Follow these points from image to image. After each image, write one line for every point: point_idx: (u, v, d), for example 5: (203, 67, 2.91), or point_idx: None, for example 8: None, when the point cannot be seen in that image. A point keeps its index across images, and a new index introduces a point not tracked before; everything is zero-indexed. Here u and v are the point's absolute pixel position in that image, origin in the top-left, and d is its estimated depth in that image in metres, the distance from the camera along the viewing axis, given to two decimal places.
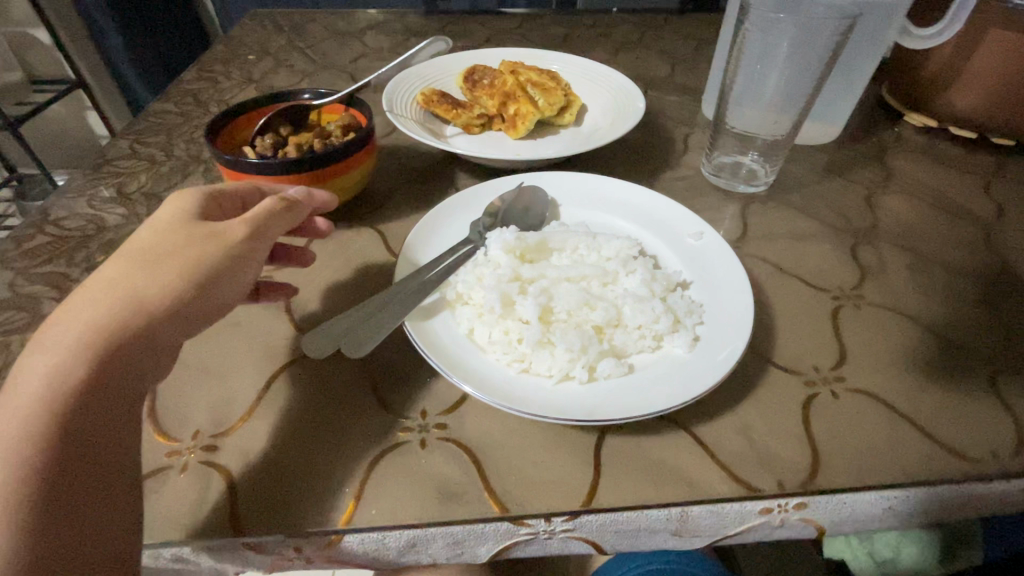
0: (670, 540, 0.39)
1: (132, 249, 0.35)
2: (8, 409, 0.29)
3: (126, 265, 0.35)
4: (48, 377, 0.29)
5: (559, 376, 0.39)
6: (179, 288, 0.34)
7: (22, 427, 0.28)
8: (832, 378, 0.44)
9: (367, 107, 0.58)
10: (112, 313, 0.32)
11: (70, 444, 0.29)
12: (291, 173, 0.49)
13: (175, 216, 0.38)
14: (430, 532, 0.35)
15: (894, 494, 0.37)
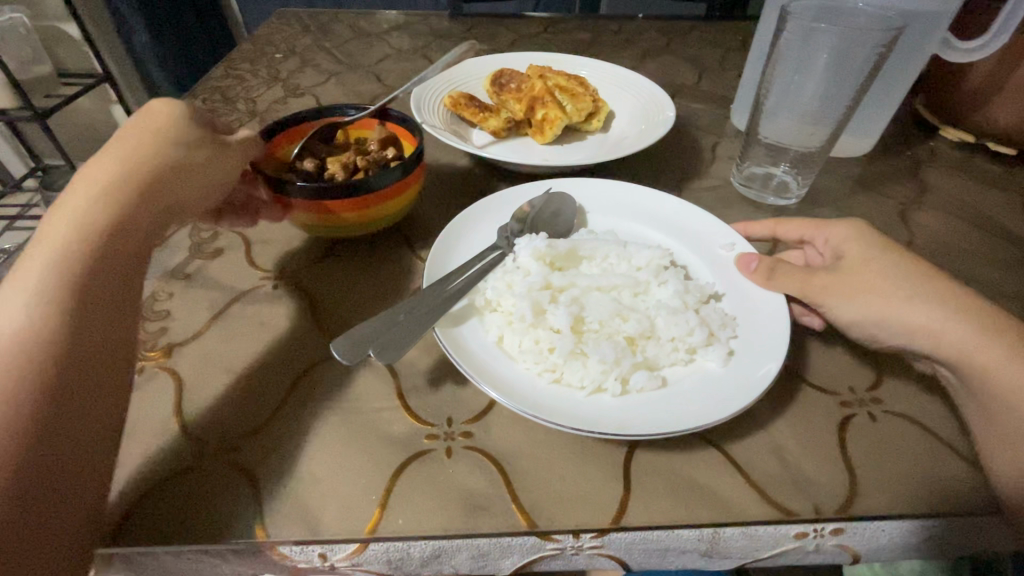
0: (698, 561, 0.38)
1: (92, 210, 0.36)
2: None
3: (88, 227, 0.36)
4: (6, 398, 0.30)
5: (592, 388, 0.39)
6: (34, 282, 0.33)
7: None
8: (868, 400, 0.42)
9: (406, 122, 0.57)
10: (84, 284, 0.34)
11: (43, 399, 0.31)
12: (340, 199, 0.48)
13: (130, 173, 0.38)
14: (455, 543, 0.34)
15: (935, 523, 0.36)
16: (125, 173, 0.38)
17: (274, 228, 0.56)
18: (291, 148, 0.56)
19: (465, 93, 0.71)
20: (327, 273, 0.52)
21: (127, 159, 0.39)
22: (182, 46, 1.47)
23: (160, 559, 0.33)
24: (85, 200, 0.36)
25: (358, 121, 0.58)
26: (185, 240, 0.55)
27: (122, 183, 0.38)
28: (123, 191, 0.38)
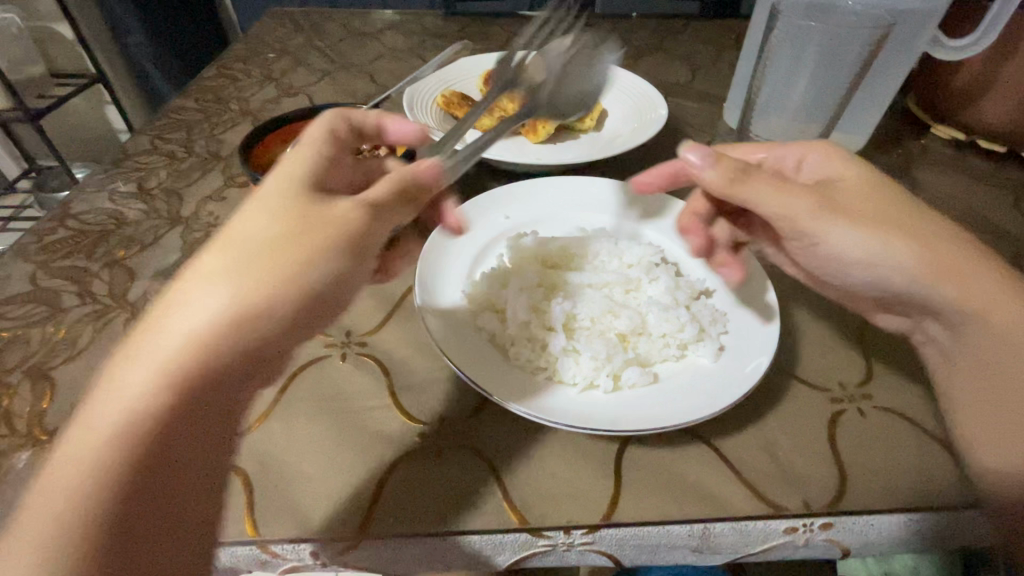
0: (689, 556, 0.38)
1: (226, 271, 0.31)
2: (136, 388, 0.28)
3: (221, 308, 0.30)
4: (142, 403, 0.28)
5: (584, 384, 0.39)
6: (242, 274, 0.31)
7: (123, 426, 0.27)
8: (859, 395, 0.43)
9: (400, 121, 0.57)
10: (212, 354, 0.29)
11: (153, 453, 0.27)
12: None
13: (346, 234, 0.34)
14: (446, 541, 0.34)
15: (923, 517, 0.36)
16: (276, 232, 0.33)
17: None
18: (283, 146, 0.55)
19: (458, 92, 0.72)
20: None
21: (288, 225, 0.33)
22: None
23: None
24: (219, 262, 0.31)
25: None
26: (178, 240, 0.54)
27: (272, 254, 0.32)
28: (279, 257, 0.32)
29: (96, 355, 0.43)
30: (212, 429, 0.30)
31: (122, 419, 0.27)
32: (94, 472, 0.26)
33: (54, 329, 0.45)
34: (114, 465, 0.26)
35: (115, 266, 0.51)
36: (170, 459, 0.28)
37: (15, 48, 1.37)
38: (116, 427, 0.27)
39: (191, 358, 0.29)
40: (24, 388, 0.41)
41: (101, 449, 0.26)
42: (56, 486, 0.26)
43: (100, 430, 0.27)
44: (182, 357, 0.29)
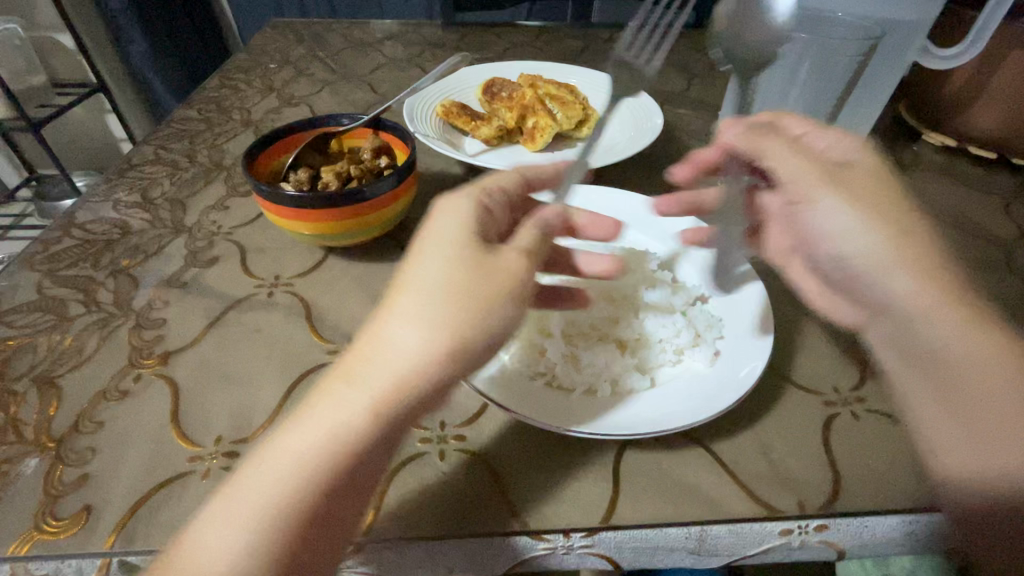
0: (687, 559, 0.38)
1: (423, 303, 0.32)
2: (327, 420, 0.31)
3: (418, 345, 0.31)
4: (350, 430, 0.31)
5: (584, 389, 0.40)
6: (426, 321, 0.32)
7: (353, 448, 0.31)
8: (852, 400, 0.44)
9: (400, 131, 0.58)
10: (392, 392, 0.31)
11: (337, 493, 0.31)
12: (333, 208, 0.49)
13: (427, 268, 0.34)
14: (447, 545, 0.34)
15: (915, 518, 0.37)
16: (457, 271, 0.33)
17: (269, 236, 0.57)
18: (286, 157, 0.57)
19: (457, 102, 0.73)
20: (322, 280, 0.52)
21: (464, 270, 0.34)
22: (177, 56, 1.48)
23: (157, 563, 0.33)
24: (409, 303, 0.32)
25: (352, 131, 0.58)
26: (182, 249, 0.55)
27: (447, 290, 0.33)
28: (462, 268, 0.34)
29: (103, 363, 0.44)
30: (395, 437, 0.32)
31: (321, 441, 0.31)
32: (297, 477, 0.31)
33: (61, 337, 0.46)
34: (307, 481, 0.31)
35: (120, 275, 0.52)
36: (357, 469, 0.32)
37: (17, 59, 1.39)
38: (309, 451, 0.31)
39: (382, 384, 0.31)
40: (31, 395, 0.41)
41: (292, 477, 0.31)
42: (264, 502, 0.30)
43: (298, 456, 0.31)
44: (395, 395, 0.31)
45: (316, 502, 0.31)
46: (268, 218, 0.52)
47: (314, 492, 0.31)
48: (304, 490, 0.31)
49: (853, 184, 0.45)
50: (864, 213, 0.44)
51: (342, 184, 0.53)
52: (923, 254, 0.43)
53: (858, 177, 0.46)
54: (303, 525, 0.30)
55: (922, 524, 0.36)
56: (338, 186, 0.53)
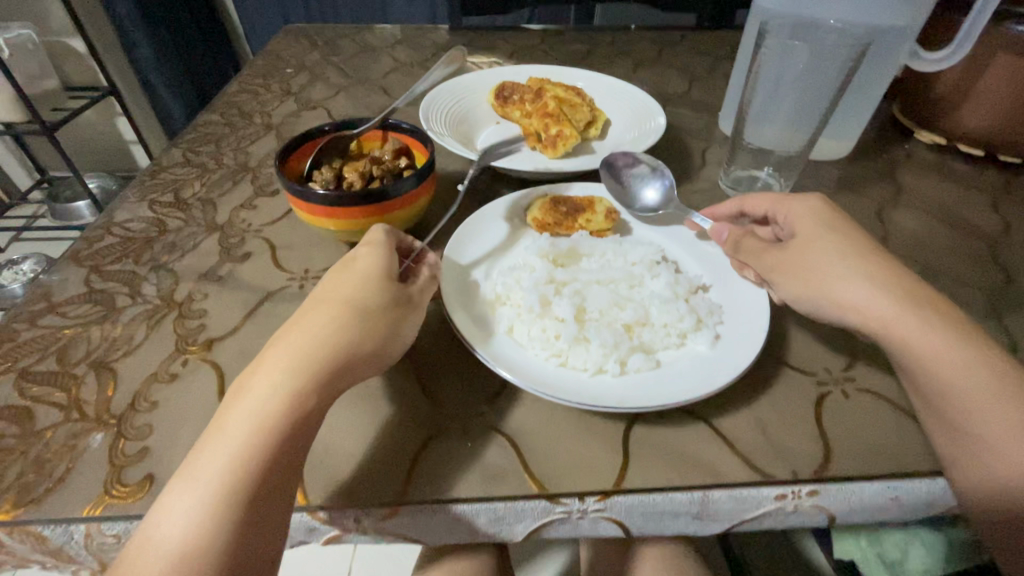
0: (691, 524, 0.42)
1: (280, 357, 0.38)
2: (230, 416, 0.36)
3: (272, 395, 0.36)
4: (258, 405, 0.36)
5: (593, 369, 0.43)
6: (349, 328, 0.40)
7: (234, 463, 0.34)
8: (843, 379, 0.47)
9: (415, 132, 0.61)
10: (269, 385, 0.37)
11: (259, 498, 0.34)
12: (359, 203, 0.53)
13: (332, 329, 0.39)
14: (474, 509, 0.38)
15: (899, 484, 0.40)
16: (335, 325, 0.40)
17: (296, 233, 0.61)
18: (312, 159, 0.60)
19: (494, 103, 0.78)
20: None
21: (353, 316, 0.40)
22: (181, 54, 1.60)
23: None
24: (278, 360, 0.38)
25: (366, 133, 0.62)
26: (216, 246, 0.59)
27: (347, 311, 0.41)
28: (337, 314, 0.40)
29: (153, 349, 0.48)
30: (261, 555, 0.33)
31: (240, 450, 0.34)
32: (184, 529, 0.32)
33: (112, 326, 0.49)
34: (237, 484, 0.33)
35: (161, 271, 0.56)
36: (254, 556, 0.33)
37: (32, 63, 1.47)
38: (219, 473, 0.34)
39: (252, 420, 0.35)
40: (90, 377, 0.45)
41: (205, 487, 0.33)
42: (215, 462, 0.34)
43: (211, 466, 0.34)
44: (246, 406, 0.36)
45: (235, 466, 0.34)
46: (297, 214, 0.55)
47: (250, 462, 0.34)
48: (231, 500, 0.33)
49: (818, 257, 0.47)
50: (861, 269, 0.45)
51: (364, 182, 0.56)
52: (855, 299, 0.44)
53: (829, 235, 0.47)
54: (229, 549, 0.32)
55: (812, 454, 0.41)
56: (361, 185, 0.56)
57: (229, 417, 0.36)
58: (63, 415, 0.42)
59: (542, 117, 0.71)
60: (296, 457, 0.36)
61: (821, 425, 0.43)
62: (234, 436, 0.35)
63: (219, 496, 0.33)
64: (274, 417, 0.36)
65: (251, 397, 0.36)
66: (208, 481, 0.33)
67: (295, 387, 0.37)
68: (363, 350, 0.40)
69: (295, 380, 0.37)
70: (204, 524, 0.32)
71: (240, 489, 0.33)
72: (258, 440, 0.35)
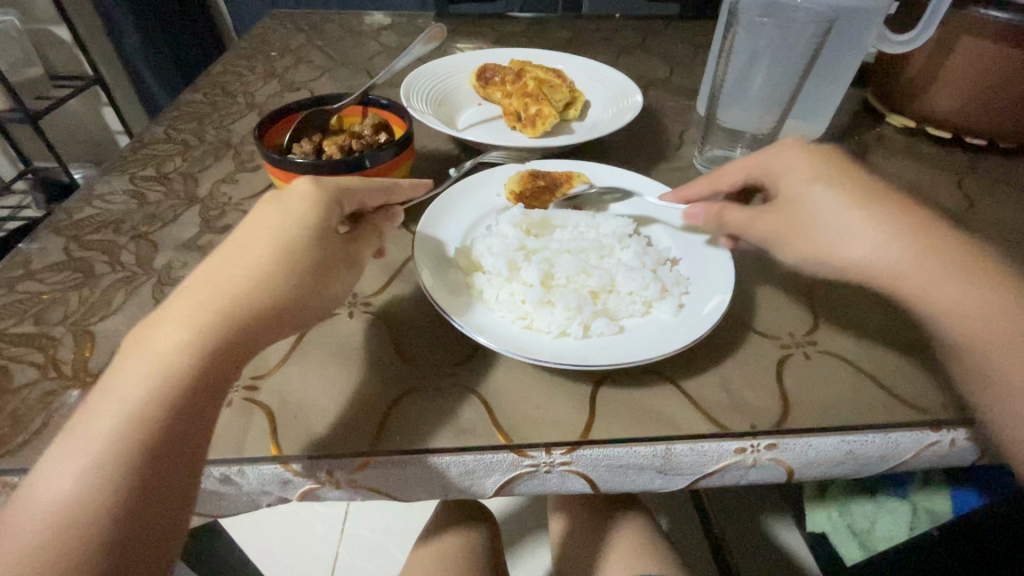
0: (656, 479, 0.43)
1: (201, 293, 0.37)
2: (143, 350, 0.35)
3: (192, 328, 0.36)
4: (177, 338, 0.35)
5: (557, 331, 0.45)
6: (273, 268, 0.39)
7: (146, 395, 0.33)
8: (805, 342, 0.49)
9: (394, 107, 0.62)
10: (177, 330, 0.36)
11: (172, 431, 0.33)
12: (336, 173, 0.53)
13: (255, 267, 0.39)
14: (443, 461, 0.39)
15: (853, 438, 0.41)
16: (259, 264, 0.39)
17: None
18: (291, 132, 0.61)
19: (476, 83, 0.79)
20: None
21: (278, 256, 0.40)
22: (168, 42, 1.59)
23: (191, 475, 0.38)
24: (194, 296, 0.37)
25: (346, 108, 0.63)
26: (196, 217, 0.60)
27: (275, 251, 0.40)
28: (260, 254, 0.39)
29: (131, 312, 0.48)
30: (174, 491, 0.32)
31: (152, 385, 0.34)
32: (95, 457, 0.31)
33: (90, 292, 0.50)
34: (152, 415, 0.33)
35: (141, 240, 0.56)
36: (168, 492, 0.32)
37: (14, 50, 1.47)
38: (130, 405, 0.33)
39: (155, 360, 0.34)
40: (67, 339, 0.46)
41: (117, 418, 0.32)
42: (122, 393, 0.33)
43: (121, 398, 0.33)
44: (159, 339, 0.35)
45: (148, 398, 0.33)
46: (275, 184, 0.56)
47: (164, 393, 0.34)
48: (145, 431, 0.32)
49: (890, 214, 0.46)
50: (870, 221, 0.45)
51: (342, 153, 0.57)
52: (861, 256, 0.45)
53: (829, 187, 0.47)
54: (139, 479, 0.31)
55: (772, 411, 0.43)
56: (339, 157, 0.57)
57: (144, 350, 0.35)
58: (39, 372, 0.43)
59: (521, 96, 0.72)
60: (210, 393, 0.35)
61: (782, 384, 0.45)
62: (135, 378, 0.34)
63: (121, 433, 0.32)
64: (190, 350, 0.35)
65: (165, 331, 0.36)
66: (117, 413, 0.33)
67: (213, 323, 0.36)
68: (285, 291, 0.39)
69: (210, 314, 0.36)
70: (113, 453, 0.31)
71: (154, 419, 0.33)
72: (171, 372, 0.34)
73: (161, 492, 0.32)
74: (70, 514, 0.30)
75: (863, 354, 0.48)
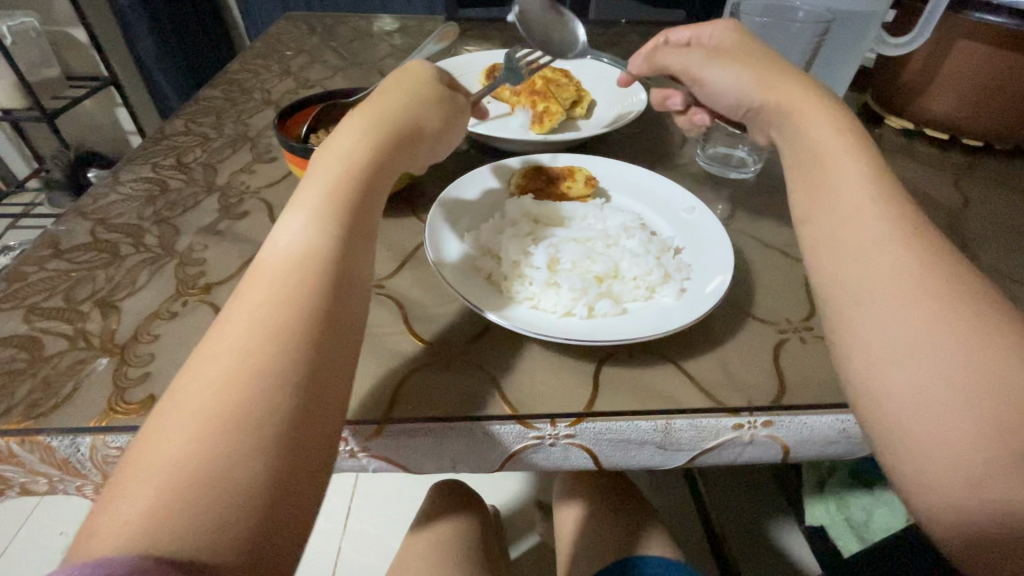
0: (656, 454, 0.45)
1: (314, 184, 0.38)
2: (275, 253, 0.34)
3: (310, 218, 0.36)
4: (305, 225, 0.36)
5: (562, 311, 0.47)
6: (376, 138, 0.42)
7: (291, 287, 0.33)
8: (802, 328, 0.50)
9: None
10: (289, 279, 0.33)
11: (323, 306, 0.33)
12: None
13: (354, 144, 0.41)
14: (454, 432, 0.41)
15: (847, 417, 0.43)
16: (353, 143, 0.41)
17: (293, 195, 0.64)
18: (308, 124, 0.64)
19: (485, 83, 0.82)
20: None
21: (377, 127, 0.43)
22: (182, 45, 1.63)
23: None
24: (313, 184, 0.38)
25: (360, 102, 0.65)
26: (215, 204, 0.62)
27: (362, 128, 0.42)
28: (361, 134, 0.42)
29: (155, 290, 0.50)
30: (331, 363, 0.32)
31: (294, 276, 0.33)
32: (252, 346, 0.30)
33: (116, 271, 0.52)
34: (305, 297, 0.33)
35: (164, 225, 0.59)
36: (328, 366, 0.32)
37: (33, 51, 1.51)
38: (283, 289, 0.33)
39: (276, 313, 0.32)
40: (95, 313, 0.48)
41: (269, 305, 0.32)
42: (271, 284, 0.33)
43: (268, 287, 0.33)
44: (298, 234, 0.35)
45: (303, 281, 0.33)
46: (292, 172, 0.59)
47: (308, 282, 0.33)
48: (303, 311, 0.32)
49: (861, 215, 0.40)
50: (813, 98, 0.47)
51: None
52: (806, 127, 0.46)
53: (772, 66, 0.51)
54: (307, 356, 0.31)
55: (769, 390, 0.44)
56: None
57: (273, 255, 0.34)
58: (70, 343, 0.45)
59: (529, 95, 0.74)
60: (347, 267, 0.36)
61: (778, 365, 0.46)
62: (264, 303, 0.32)
63: (253, 391, 0.29)
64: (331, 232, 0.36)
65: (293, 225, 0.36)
66: (265, 305, 0.32)
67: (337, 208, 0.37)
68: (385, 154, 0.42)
69: (336, 199, 0.37)
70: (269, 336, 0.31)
71: (306, 303, 0.32)
72: (316, 257, 0.34)
73: (329, 365, 0.31)
74: (223, 405, 0.28)
75: None
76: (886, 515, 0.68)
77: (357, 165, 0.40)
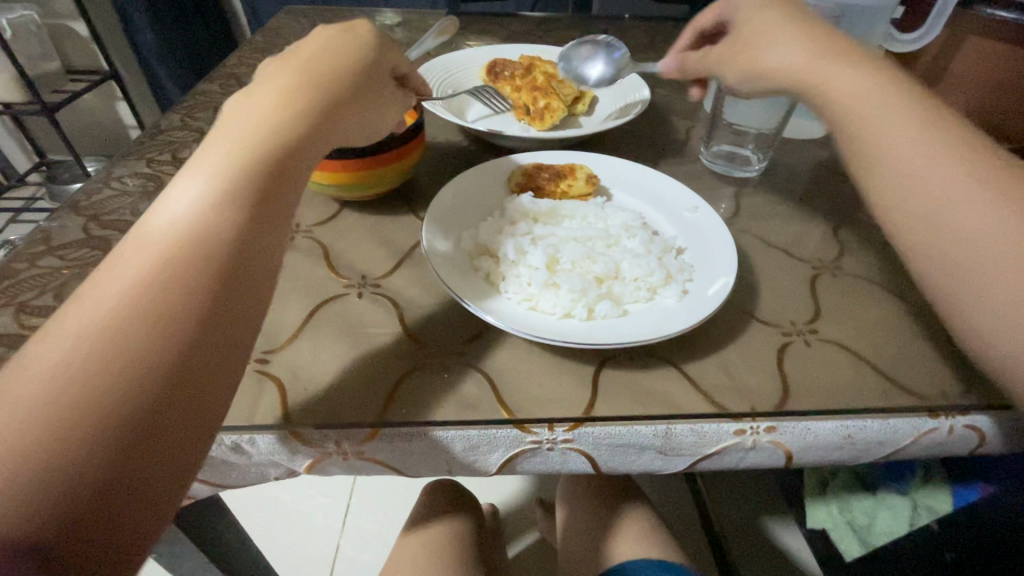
0: (656, 459, 0.44)
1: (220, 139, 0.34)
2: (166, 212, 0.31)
3: (207, 182, 0.33)
4: (206, 189, 0.32)
5: (561, 312, 0.46)
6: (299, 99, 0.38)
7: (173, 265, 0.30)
8: (806, 330, 0.49)
9: None
10: (193, 233, 0.31)
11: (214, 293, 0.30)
12: (344, 159, 0.54)
13: (276, 103, 0.37)
14: (449, 436, 0.40)
15: (852, 423, 0.42)
16: (274, 97, 0.37)
17: None
18: None
19: (486, 77, 0.80)
20: (339, 228, 0.58)
21: (303, 86, 0.38)
22: (183, 39, 1.62)
23: None
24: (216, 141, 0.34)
25: None
26: None
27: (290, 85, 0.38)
28: (282, 86, 0.38)
29: None
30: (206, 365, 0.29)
31: (181, 250, 0.30)
32: (117, 325, 0.27)
33: None
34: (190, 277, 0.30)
35: None
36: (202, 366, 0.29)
37: (33, 44, 1.50)
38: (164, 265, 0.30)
39: (154, 288, 0.29)
40: None
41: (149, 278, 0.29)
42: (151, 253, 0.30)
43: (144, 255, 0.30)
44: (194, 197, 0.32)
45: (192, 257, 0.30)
46: None
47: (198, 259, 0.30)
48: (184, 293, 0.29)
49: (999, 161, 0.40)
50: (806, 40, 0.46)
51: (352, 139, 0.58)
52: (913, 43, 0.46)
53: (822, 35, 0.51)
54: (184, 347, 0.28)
55: (773, 395, 0.43)
56: None
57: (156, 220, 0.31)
58: None
59: (531, 92, 0.74)
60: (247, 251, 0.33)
61: (782, 368, 0.45)
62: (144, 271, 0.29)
63: (116, 366, 0.26)
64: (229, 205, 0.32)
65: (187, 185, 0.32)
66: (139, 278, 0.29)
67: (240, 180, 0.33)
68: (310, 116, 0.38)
69: (245, 166, 0.34)
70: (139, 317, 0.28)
71: (188, 286, 0.29)
72: (205, 231, 0.31)
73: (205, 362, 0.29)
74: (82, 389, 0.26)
75: (864, 343, 0.48)
76: (889, 520, 0.67)
77: (267, 128, 0.35)
